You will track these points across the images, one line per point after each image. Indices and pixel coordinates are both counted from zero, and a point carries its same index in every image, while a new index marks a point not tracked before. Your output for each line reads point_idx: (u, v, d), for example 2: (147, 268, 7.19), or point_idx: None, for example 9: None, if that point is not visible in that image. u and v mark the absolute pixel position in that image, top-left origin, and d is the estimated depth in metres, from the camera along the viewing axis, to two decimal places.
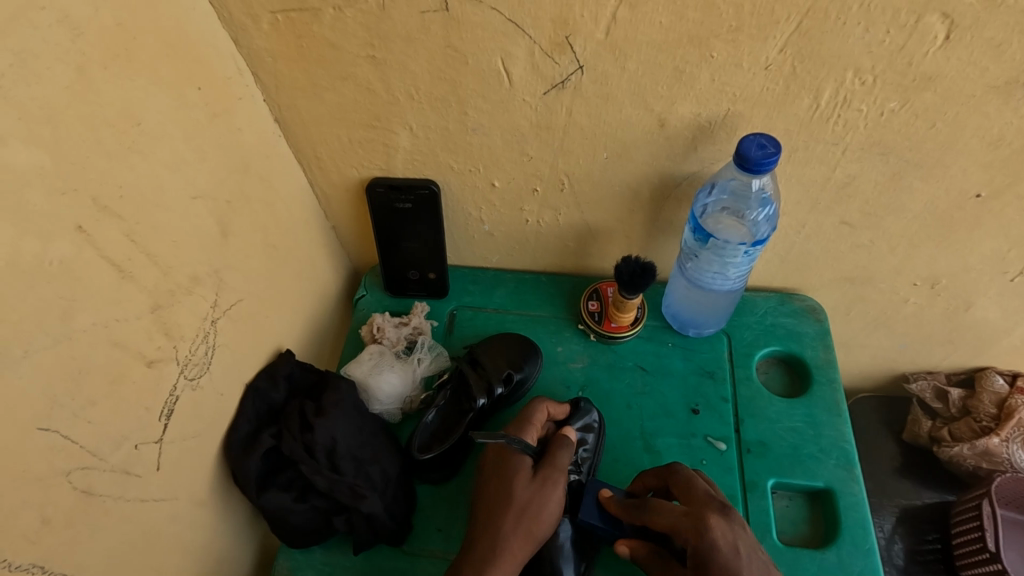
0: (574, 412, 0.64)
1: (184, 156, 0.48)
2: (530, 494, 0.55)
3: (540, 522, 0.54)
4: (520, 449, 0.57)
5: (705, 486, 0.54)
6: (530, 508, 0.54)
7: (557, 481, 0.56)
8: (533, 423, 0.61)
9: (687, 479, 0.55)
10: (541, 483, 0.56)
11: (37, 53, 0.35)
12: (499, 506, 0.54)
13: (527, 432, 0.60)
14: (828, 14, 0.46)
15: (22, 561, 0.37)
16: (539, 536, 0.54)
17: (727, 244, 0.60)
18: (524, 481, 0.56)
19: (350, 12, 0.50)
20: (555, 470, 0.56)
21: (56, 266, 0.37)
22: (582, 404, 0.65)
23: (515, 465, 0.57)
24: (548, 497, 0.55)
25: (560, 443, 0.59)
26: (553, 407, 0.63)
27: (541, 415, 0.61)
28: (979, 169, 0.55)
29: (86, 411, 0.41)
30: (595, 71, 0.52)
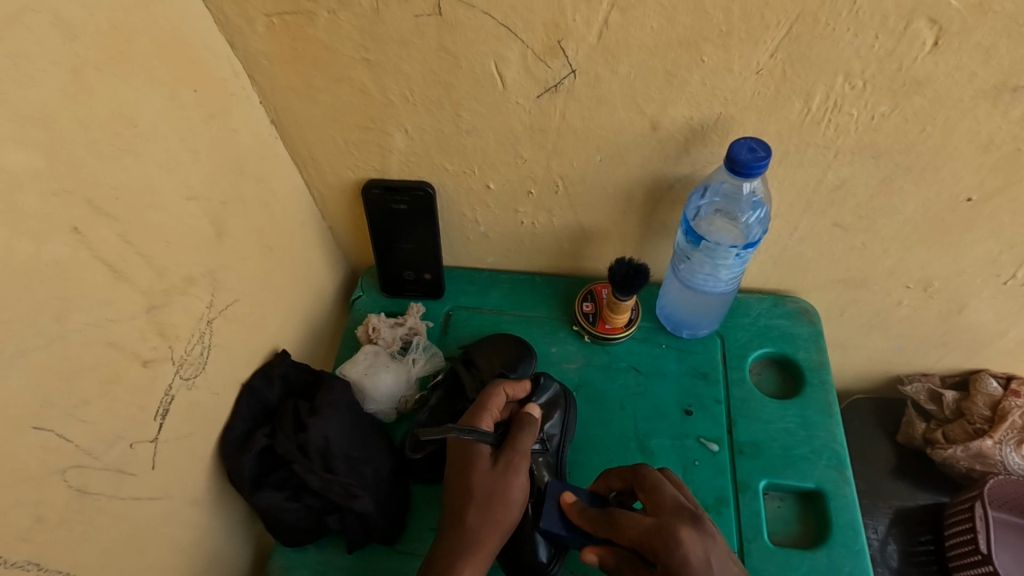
0: (535, 389, 0.64)
1: (179, 158, 0.49)
2: (493, 485, 0.54)
3: (505, 510, 0.54)
4: (478, 438, 0.56)
5: (673, 490, 0.52)
6: (495, 499, 0.54)
7: (520, 466, 0.55)
8: (491, 408, 0.59)
9: (653, 483, 0.53)
10: (502, 472, 0.55)
11: (32, 56, 0.36)
12: (462, 504, 0.54)
13: (485, 419, 0.58)
14: (818, 19, 0.46)
15: (18, 558, 0.38)
16: (508, 524, 0.54)
17: (719, 246, 0.61)
18: (484, 471, 0.55)
19: (344, 15, 0.50)
20: (518, 456, 0.55)
21: (51, 268, 0.38)
22: (542, 379, 0.65)
23: (475, 456, 0.56)
24: (511, 485, 0.54)
25: (519, 428, 0.57)
26: (513, 389, 0.62)
27: (500, 400, 0.60)
28: (970, 173, 0.56)
29: (80, 410, 0.41)
30: (588, 75, 0.53)
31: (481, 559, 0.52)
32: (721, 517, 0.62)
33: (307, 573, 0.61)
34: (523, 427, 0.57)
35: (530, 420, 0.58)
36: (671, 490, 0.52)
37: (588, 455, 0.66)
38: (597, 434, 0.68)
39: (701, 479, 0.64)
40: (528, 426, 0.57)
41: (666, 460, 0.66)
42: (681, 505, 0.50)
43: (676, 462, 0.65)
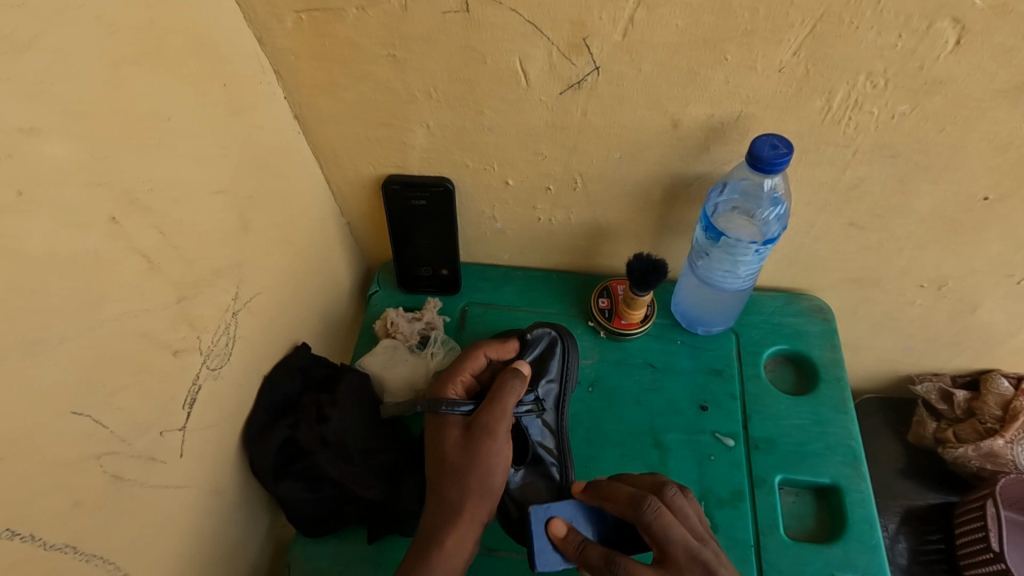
0: (525, 345, 0.65)
1: (208, 152, 0.49)
2: (465, 455, 0.53)
3: (483, 476, 0.53)
4: (449, 406, 0.56)
5: (682, 534, 0.47)
6: (470, 468, 0.53)
7: (496, 430, 0.54)
8: (467, 370, 0.60)
9: (664, 525, 0.47)
10: (475, 439, 0.54)
11: (78, 50, 0.37)
12: (439, 480, 0.54)
13: (459, 383, 0.59)
14: (842, 18, 0.46)
15: (57, 540, 0.38)
16: (490, 489, 0.53)
17: (739, 242, 0.62)
18: (455, 441, 0.55)
19: (372, 13, 0.51)
20: (492, 419, 0.54)
21: (90, 258, 0.39)
22: (530, 335, 0.65)
23: (446, 426, 0.56)
24: (482, 452, 0.53)
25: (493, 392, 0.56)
26: (496, 349, 0.63)
27: (479, 362, 0.61)
28: (986, 172, 0.56)
29: (115, 398, 0.42)
30: (612, 72, 0.53)
31: (464, 529, 0.52)
32: (738, 511, 0.63)
33: (326, 563, 0.62)
34: (495, 386, 0.56)
35: (509, 374, 0.56)
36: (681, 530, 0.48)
37: (604, 448, 0.67)
38: (612, 428, 0.68)
39: (717, 473, 0.65)
40: (504, 386, 0.56)
41: (682, 455, 0.66)
42: (694, 556, 0.46)
43: (692, 457, 0.66)
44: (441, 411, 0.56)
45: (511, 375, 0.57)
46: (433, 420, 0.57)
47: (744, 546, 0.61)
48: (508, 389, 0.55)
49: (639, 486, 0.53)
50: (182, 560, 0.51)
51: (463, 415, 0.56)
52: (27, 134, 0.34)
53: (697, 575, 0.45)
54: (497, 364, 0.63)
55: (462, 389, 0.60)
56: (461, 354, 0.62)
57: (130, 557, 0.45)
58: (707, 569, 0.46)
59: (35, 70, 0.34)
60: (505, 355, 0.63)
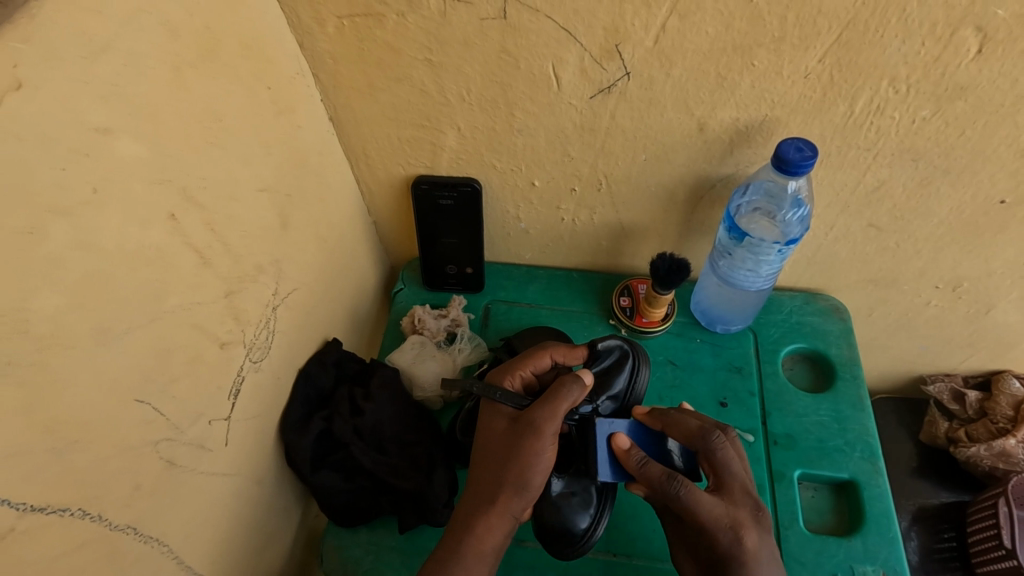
0: (593, 356, 0.65)
1: (255, 152, 0.51)
2: (510, 447, 0.54)
3: (522, 471, 0.53)
4: (501, 397, 0.57)
5: (742, 467, 0.52)
6: (513, 462, 0.53)
7: (544, 429, 0.54)
8: (528, 368, 0.62)
9: (725, 457, 0.52)
10: (520, 434, 0.54)
11: (145, 53, 0.38)
12: (483, 461, 0.55)
13: (517, 377, 0.61)
14: (868, 26, 0.48)
15: (119, 521, 0.40)
16: (527, 486, 0.53)
17: (762, 242, 0.63)
18: (503, 430, 0.56)
19: (412, 19, 0.53)
20: (543, 418, 0.54)
21: (152, 252, 0.40)
22: (599, 346, 0.65)
23: (498, 414, 0.57)
24: (529, 449, 0.53)
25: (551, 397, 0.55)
26: (563, 353, 0.63)
27: (543, 363, 0.62)
28: (1005, 176, 0.58)
29: (171, 387, 0.44)
30: (642, 77, 0.55)
31: (495, 518, 0.53)
32: None
33: (359, 552, 0.64)
34: (557, 391, 0.55)
35: (571, 378, 0.56)
36: (716, 505, 0.50)
37: None
38: None
39: None
40: (561, 390, 0.55)
41: None
42: (745, 491, 0.51)
43: None
44: (494, 398, 0.58)
45: (573, 380, 0.56)
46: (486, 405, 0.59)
47: None
48: (563, 395, 0.55)
49: (686, 429, 0.55)
50: (225, 545, 0.53)
51: (513, 408, 0.57)
52: (101, 134, 0.36)
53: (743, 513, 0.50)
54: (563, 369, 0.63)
55: (518, 383, 0.61)
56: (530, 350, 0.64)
57: (180, 540, 0.47)
58: (755, 504, 0.51)
59: (109, 72, 0.36)
60: (571, 363, 0.63)
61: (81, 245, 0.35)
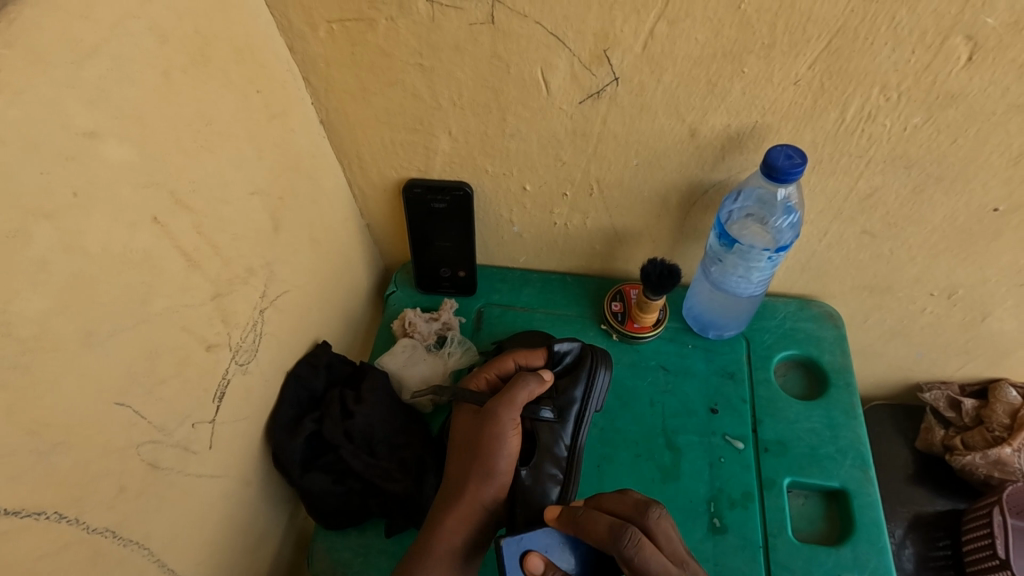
0: (553, 359, 0.64)
1: (245, 156, 0.51)
2: (473, 437, 0.56)
3: (485, 459, 0.54)
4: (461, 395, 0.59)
5: (662, 565, 0.45)
6: (476, 449, 0.55)
7: (501, 418, 0.55)
8: (492, 370, 0.62)
9: (644, 560, 0.45)
10: (481, 426, 0.56)
11: (132, 58, 0.39)
12: (453, 456, 0.57)
13: (482, 379, 0.62)
14: (858, 34, 0.48)
15: (97, 524, 0.40)
16: (491, 475, 0.54)
17: (752, 249, 0.63)
18: (468, 425, 0.58)
19: (403, 23, 0.53)
20: (501, 404, 0.55)
21: (139, 255, 0.40)
22: (556, 349, 0.64)
23: (464, 411, 0.59)
24: (490, 440, 0.54)
25: (505, 393, 0.56)
26: (525, 356, 0.64)
27: (506, 365, 0.63)
28: (998, 184, 0.58)
29: (157, 389, 0.44)
30: (632, 83, 0.55)
31: (460, 510, 0.54)
32: (748, 511, 0.64)
33: (348, 555, 0.64)
34: (512, 385, 0.57)
35: (525, 373, 0.58)
36: (661, 561, 0.45)
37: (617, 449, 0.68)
38: (626, 429, 0.70)
39: (728, 474, 0.66)
40: (518, 382, 0.57)
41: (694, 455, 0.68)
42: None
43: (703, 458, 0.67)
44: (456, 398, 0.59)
45: (529, 375, 0.58)
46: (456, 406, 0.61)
47: (754, 547, 0.62)
48: (518, 391, 0.56)
49: (597, 536, 0.48)
50: (211, 548, 0.53)
51: (476, 403, 0.59)
52: (87, 138, 0.36)
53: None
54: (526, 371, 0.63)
55: (483, 385, 0.62)
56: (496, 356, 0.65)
57: (165, 543, 0.47)
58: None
59: (96, 77, 0.36)
60: (534, 363, 0.64)
61: (67, 247, 0.35)
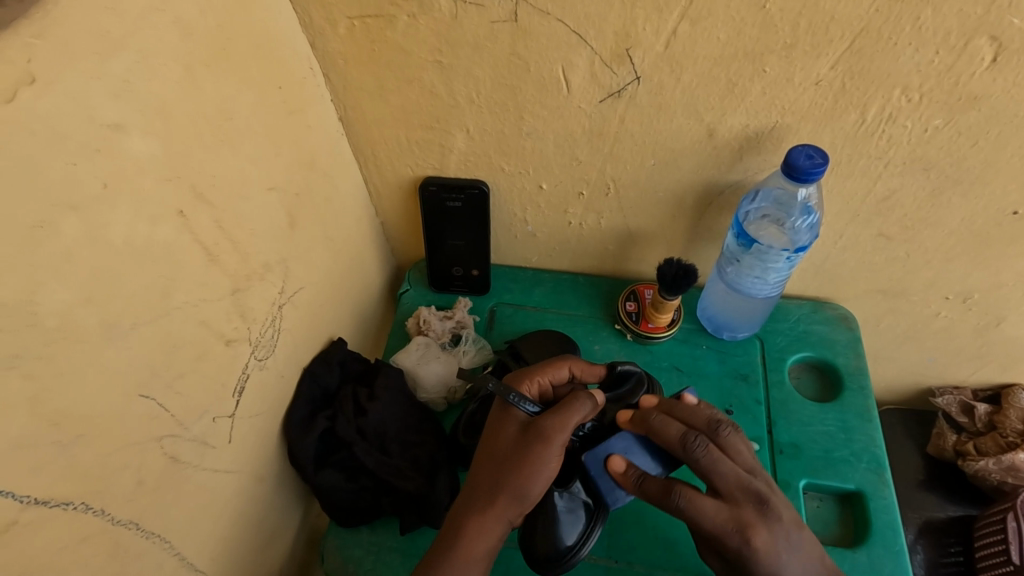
0: (609, 379, 0.63)
1: (264, 150, 0.51)
2: (514, 455, 0.53)
3: (522, 481, 0.52)
4: (517, 400, 0.55)
5: (714, 505, 0.50)
6: (516, 467, 0.52)
7: (551, 439, 0.52)
8: (546, 377, 0.60)
9: (698, 508, 0.50)
10: (528, 442, 0.53)
11: (157, 52, 0.39)
12: (484, 459, 0.54)
13: (535, 385, 0.59)
14: (881, 34, 0.48)
15: (121, 516, 0.40)
16: (527, 493, 0.52)
17: (771, 250, 0.63)
18: (510, 434, 0.54)
19: (423, 20, 0.53)
20: (554, 427, 0.52)
21: (161, 248, 0.41)
22: (618, 369, 0.63)
23: (507, 417, 0.55)
24: (535, 459, 0.52)
25: (562, 414, 0.53)
26: (582, 368, 0.62)
27: (562, 374, 0.60)
28: (1018, 187, 0.57)
29: (176, 383, 0.44)
30: (651, 82, 0.55)
31: (491, 520, 0.52)
32: None
33: (361, 553, 0.64)
34: (571, 405, 0.53)
35: (583, 394, 0.55)
36: (713, 504, 0.50)
37: None
38: None
39: None
40: (575, 403, 0.54)
41: None
42: (744, 488, 0.50)
43: None
44: (509, 401, 0.55)
45: (585, 396, 0.55)
46: (501, 405, 0.57)
47: None
48: (578, 412, 0.53)
49: (667, 439, 0.53)
50: (226, 542, 0.53)
51: (525, 412, 0.55)
52: (113, 130, 0.36)
53: (747, 513, 0.49)
54: (579, 384, 0.62)
55: (536, 391, 0.59)
56: (550, 359, 0.62)
57: (182, 536, 0.47)
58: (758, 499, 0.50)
59: (122, 69, 0.36)
60: (589, 380, 0.62)
61: (92, 239, 0.35)
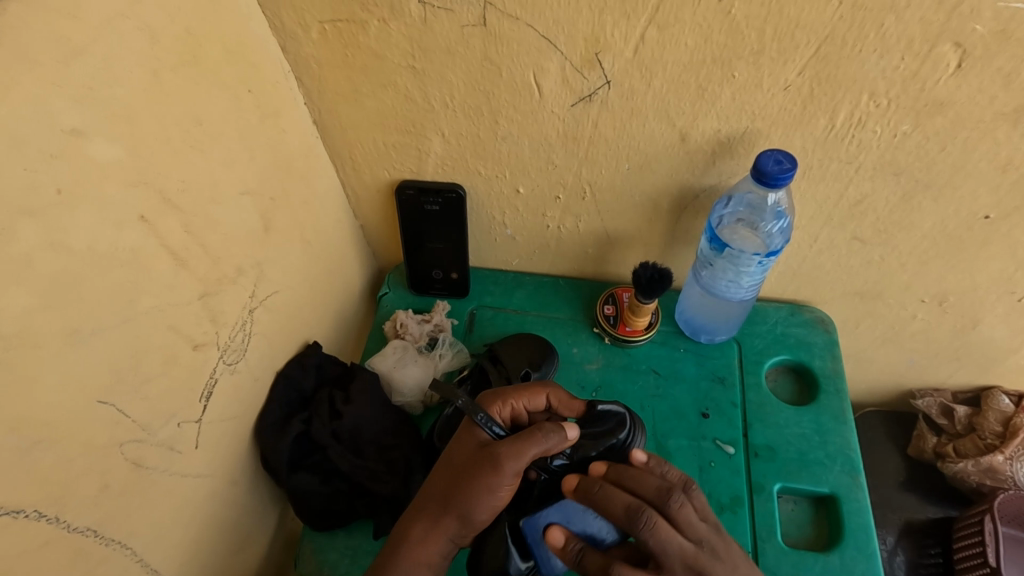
0: (590, 417, 0.61)
1: (235, 155, 0.51)
2: (466, 475, 0.52)
3: (469, 501, 0.51)
4: (485, 421, 0.54)
5: (678, 544, 0.48)
6: (465, 490, 0.52)
7: (504, 466, 0.51)
8: (521, 401, 0.60)
9: (659, 541, 0.48)
10: (481, 464, 0.52)
11: (119, 58, 0.39)
12: (442, 471, 0.54)
13: (507, 408, 0.59)
14: (846, 40, 0.48)
15: (80, 524, 0.40)
16: (471, 517, 0.52)
17: (743, 253, 0.63)
18: (469, 451, 0.54)
19: (395, 25, 0.54)
20: (508, 455, 0.51)
21: (124, 254, 0.40)
22: (600, 408, 0.62)
23: (471, 434, 0.55)
24: (484, 481, 0.51)
25: (523, 445, 0.52)
26: (561, 400, 0.61)
27: (537, 401, 0.60)
28: (987, 192, 0.58)
29: (142, 388, 0.44)
30: (623, 86, 0.55)
31: (433, 539, 0.52)
32: (737, 516, 0.64)
33: (336, 556, 0.64)
34: (533, 436, 0.52)
35: (551, 426, 0.53)
36: (677, 541, 0.48)
37: None
38: None
39: (717, 479, 0.66)
40: (538, 435, 0.52)
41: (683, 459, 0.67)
42: (691, 564, 0.47)
43: (693, 463, 0.67)
44: (476, 420, 0.54)
45: (554, 428, 0.53)
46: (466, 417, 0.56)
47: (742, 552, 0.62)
48: (540, 442, 0.52)
49: (612, 515, 0.50)
50: (196, 548, 0.53)
51: (490, 434, 0.54)
52: (73, 136, 0.36)
53: (725, 541, 0.49)
54: (555, 415, 0.61)
55: (507, 414, 0.59)
56: (529, 383, 0.62)
57: (148, 542, 0.46)
58: (745, 526, 0.50)
59: (83, 76, 0.36)
60: (565, 412, 0.61)
61: (50, 244, 0.35)
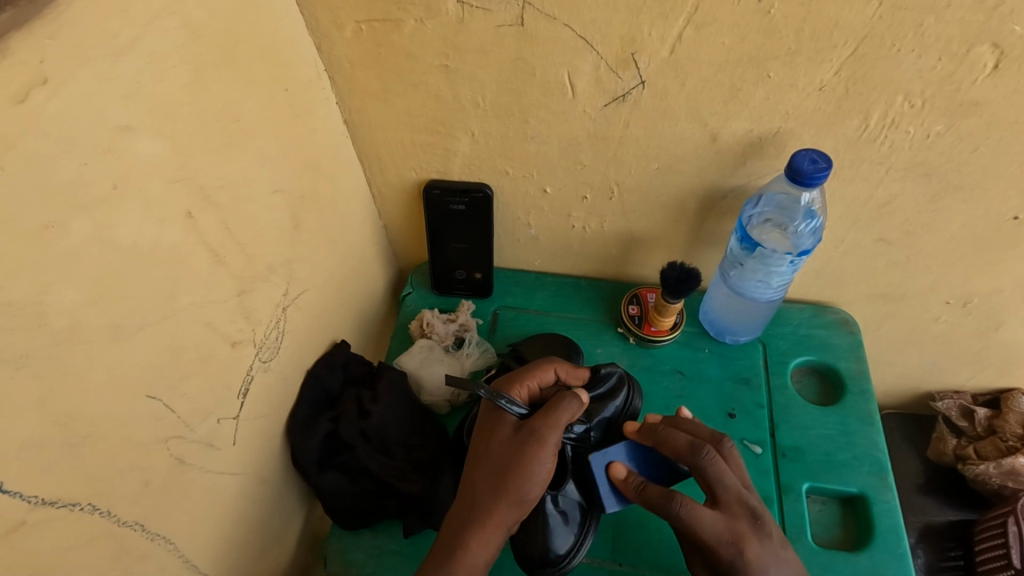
0: (593, 380, 0.65)
1: (270, 154, 0.52)
2: (510, 459, 0.53)
3: (517, 483, 0.52)
4: (506, 403, 0.56)
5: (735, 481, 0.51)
6: (512, 472, 0.52)
7: (546, 438, 0.53)
8: (534, 380, 0.60)
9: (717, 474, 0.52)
10: (523, 443, 0.53)
11: (165, 55, 0.39)
12: (479, 464, 0.54)
13: (524, 389, 0.59)
14: (884, 40, 0.48)
15: (127, 517, 0.40)
16: (525, 498, 0.52)
17: (774, 253, 0.63)
18: (504, 439, 0.54)
19: (430, 25, 0.54)
20: (544, 427, 0.53)
21: (168, 250, 0.41)
22: (602, 371, 0.65)
23: (499, 422, 0.56)
24: (531, 458, 0.52)
25: (554, 415, 0.54)
26: (567, 371, 0.63)
27: (548, 377, 0.61)
28: (1017, 193, 0.58)
29: (182, 384, 0.44)
30: (657, 86, 0.55)
31: (489, 530, 0.51)
32: None
33: (363, 556, 0.63)
34: (561, 401, 0.55)
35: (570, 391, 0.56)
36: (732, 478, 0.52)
37: None
38: None
39: None
40: (563, 401, 0.55)
41: None
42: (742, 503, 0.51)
43: None
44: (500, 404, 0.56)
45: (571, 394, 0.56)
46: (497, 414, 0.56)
47: None
48: (569, 407, 0.54)
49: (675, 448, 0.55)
50: (229, 545, 0.53)
51: (516, 415, 0.56)
52: (123, 132, 0.36)
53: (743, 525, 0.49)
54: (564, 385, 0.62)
55: (526, 395, 0.59)
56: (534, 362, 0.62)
57: (187, 538, 0.47)
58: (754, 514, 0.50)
59: (132, 71, 0.36)
60: (572, 382, 0.63)
61: (100, 240, 0.35)
